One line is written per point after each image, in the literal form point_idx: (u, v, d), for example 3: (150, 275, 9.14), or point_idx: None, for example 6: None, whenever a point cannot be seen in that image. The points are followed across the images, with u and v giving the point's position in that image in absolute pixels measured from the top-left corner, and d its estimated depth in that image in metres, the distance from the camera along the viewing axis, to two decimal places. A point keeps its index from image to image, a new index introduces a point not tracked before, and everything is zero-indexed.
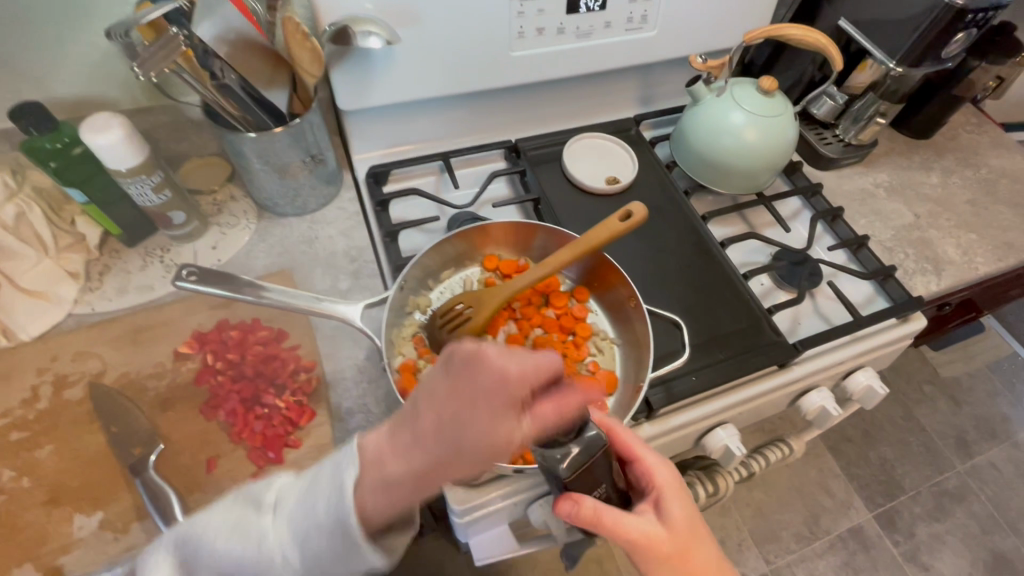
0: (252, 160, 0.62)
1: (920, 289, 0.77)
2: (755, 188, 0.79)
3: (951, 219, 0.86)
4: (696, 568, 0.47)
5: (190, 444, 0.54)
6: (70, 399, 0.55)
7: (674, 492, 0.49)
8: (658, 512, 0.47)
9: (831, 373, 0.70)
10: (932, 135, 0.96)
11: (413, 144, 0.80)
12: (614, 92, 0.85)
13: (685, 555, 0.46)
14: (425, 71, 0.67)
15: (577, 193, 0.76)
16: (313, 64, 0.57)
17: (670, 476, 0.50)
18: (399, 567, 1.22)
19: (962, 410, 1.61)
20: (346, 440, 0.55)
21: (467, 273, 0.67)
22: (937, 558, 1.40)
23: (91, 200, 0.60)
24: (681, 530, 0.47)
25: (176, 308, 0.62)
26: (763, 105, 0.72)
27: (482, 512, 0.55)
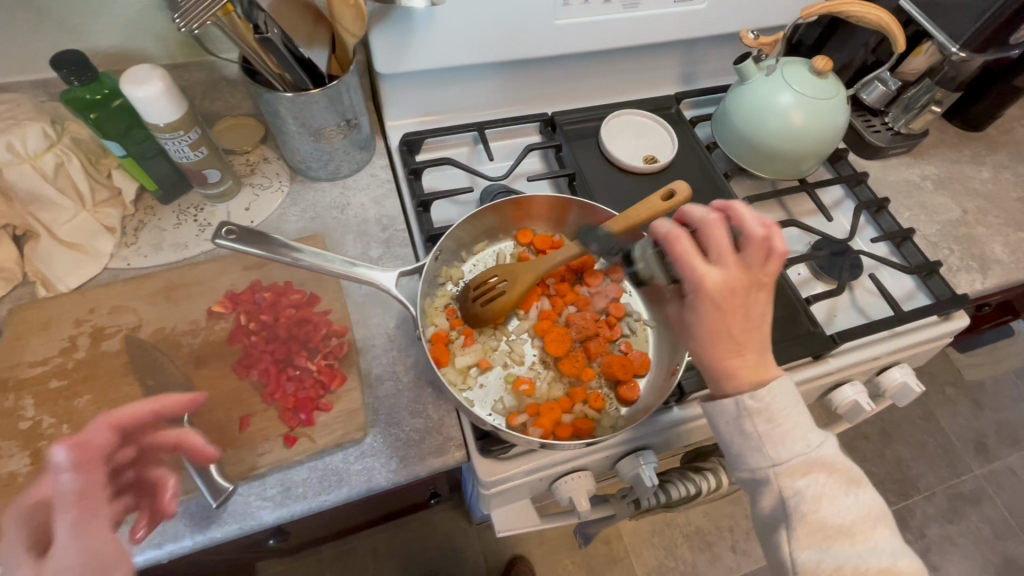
0: (288, 121, 0.61)
1: (964, 286, 0.74)
2: (798, 174, 0.77)
3: (1000, 216, 0.82)
4: (720, 355, 0.46)
5: (223, 401, 0.55)
6: (108, 351, 0.56)
7: (716, 299, 0.44)
8: (688, 301, 0.47)
9: (865, 367, 0.68)
10: (985, 128, 0.92)
11: (447, 113, 0.78)
12: (656, 68, 0.82)
13: (708, 345, 0.46)
14: (467, 35, 0.65)
15: (614, 170, 0.74)
16: (355, 21, 0.54)
17: (722, 285, 0.44)
18: (407, 534, 1.24)
19: (984, 414, 1.58)
20: (375, 406, 0.56)
21: (500, 247, 0.66)
22: (947, 559, 1.38)
23: (129, 153, 0.60)
24: (697, 323, 0.46)
25: (210, 267, 0.62)
26: (814, 87, 0.69)
27: (506, 483, 0.56)
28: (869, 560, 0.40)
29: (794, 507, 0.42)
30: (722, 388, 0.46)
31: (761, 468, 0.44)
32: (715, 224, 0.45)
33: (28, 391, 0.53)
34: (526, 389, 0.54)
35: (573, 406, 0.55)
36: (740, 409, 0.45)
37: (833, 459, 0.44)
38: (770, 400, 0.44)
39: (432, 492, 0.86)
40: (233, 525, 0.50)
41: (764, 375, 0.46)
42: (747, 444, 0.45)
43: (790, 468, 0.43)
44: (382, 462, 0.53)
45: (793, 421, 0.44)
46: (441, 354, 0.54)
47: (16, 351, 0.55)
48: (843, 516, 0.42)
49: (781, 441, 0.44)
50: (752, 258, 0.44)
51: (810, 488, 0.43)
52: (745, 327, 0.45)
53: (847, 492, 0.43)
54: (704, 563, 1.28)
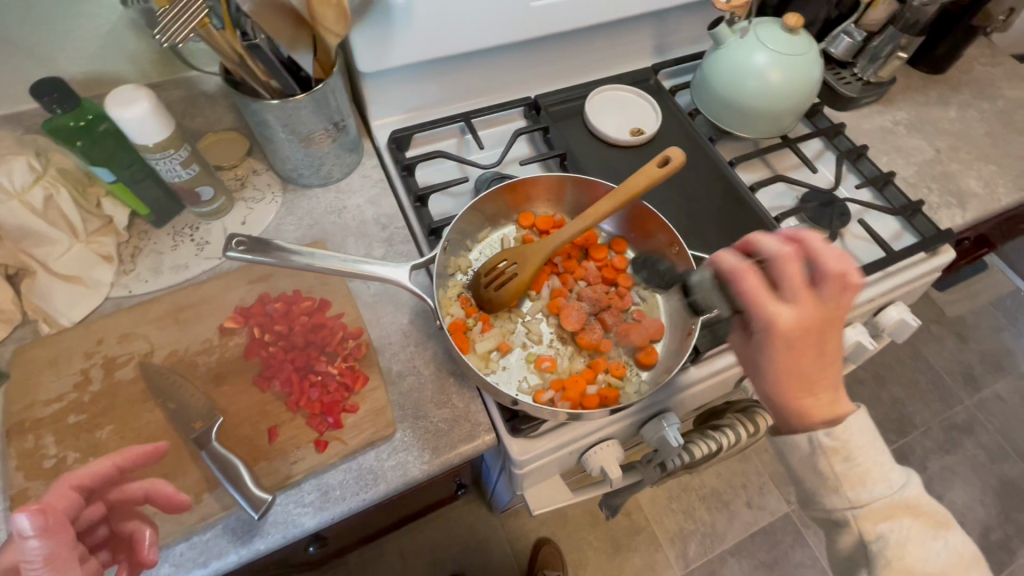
0: (276, 129, 0.61)
1: (946, 222, 0.78)
2: (780, 131, 0.79)
3: (971, 152, 0.86)
4: (795, 392, 0.44)
5: (248, 415, 0.55)
6: (123, 379, 0.55)
7: (790, 340, 0.43)
8: (757, 339, 0.45)
9: (864, 309, 0.71)
10: (948, 70, 0.96)
11: (431, 107, 0.78)
12: (632, 42, 0.84)
13: (782, 384, 0.44)
14: (444, 24, 0.65)
15: (602, 146, 0.76)
16: (338, 22, 0.55)
17: (797, 327, 0.42)
18: (431, 532, 1.25)
19: (968, 346, 1.65)
20: (402, 403, 0.56)
21: (503, 232, 0.67)
22: (949, 488, 1.44)
23: (118, 179, 0.59)
24: (767, 362, 0.44)
25: (215, 285, 0.62)
26: (787, 45, 0.71)
27: (538, 461, 0.57)
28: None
29: (879, 552, 0.45)
30: (792, 423, 0.46)
31: (841, 511, 0.48)
32: (788, 261, 0.43)
33: (48, 429, 0.52)
34: (548, 365, 0.55)
35: (596, 376, 0.56)
36: (816, 447, 0.47)
37: (915, 501, 0.47)
38: (845, 438, 0.47)
39: (457, 484, 0.86)
40: (277, 536, 0.50)
41: (836, 409, 0.45)
42: (825, 484, 0.48)
43: (872, 511, 0.47)
44: (415, 455, 0.54)
45: (870, 462, 0.47)
46: (462, 341, 0.55)
47: (29, 391, 0.54)
48: (933, 560, 0.44)
49: (859, 482, 0.47)
50: (829, 297, 0.42)
51: (894, 532, 0.46)
52: (819, 363, 0.44)
53: (933, 535, 0.45)
54: (724, 522, 1.32)
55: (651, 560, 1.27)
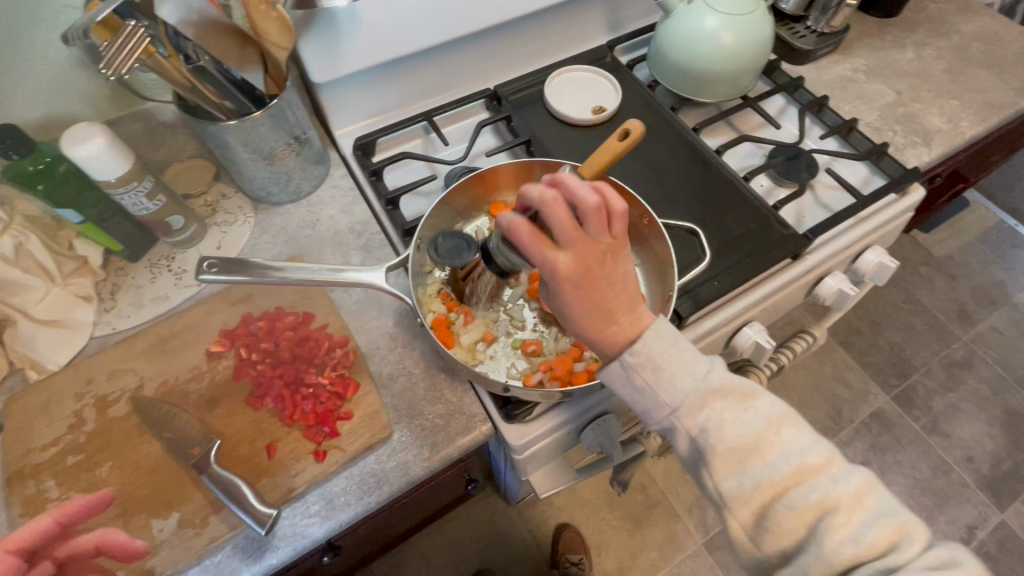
0: (238, 150, 0.61)
1: (913, 161, 0.79)
2: (740, 92, 0.79)
3: (932, 90, 0.87)
4: (592, 323, 0.46)
5: (245, 435, 0.55)
6: (117, 416, 0.55)
7: (573, 280, 0.44)
8: (550, 289, 0.46)
9: (842, 257, 0.72)
10: (901, 13, 0.96)
11: (392, 110, 0.78)
12: (584, 22, 0.84)
13: (582, 319, 0.46)
14: (390, 25, 0.65)
15: (566, 128, 0.76)
16: (282, 33, 0.56)
17: (571, 269, 0.43)
18: (452, 532, 1.26)
19: (959, 284, 1.66)
20: (395, 404, 0.57)
21: (476, 224, 0.67)
22: (956, 425, 1.46)
23: (86, 219, 0.59)
24: (562, 308, 0.45)
25: (198, 311, 0.62)
26: (734, 5, 0.72)
27: (538, 443, 0.57)
28: (779, 467, 0.42)
29: (704, 445, 0.44)
30: (604, 356, 0.47)
31: (665, 418, 0.46)
32: (552, 205, 0.42)
33: (47, 473, 0.52)
34: (534, 348, 0.56)
35: (583, 353, 0.57)
36: (625, 368, 0.46)
37: (724, 382, 0.45)
38: (650, 351, 0.45)
39: (467, 480, 0.87)
40: (287, 548, 0.51)
41: (639, 326, 0.47)
42: (651, 399, 0.45)
43: (688, 408, 0.45)
44: (415, 452, 0.54)
45: (677, 361, 0.45)
46: (446, 337, 0.55)
47: (25, 438, 0.54)
48: (748, 434, 0.43)
49: (672, 385, 0.45)
50: (595, 227, 0.42)
51: (712, 421, 0.44)
52: (607, 292, 0.45)
53: (746, 409, 0.44)
54: None
55: (672, 532, 1.28)
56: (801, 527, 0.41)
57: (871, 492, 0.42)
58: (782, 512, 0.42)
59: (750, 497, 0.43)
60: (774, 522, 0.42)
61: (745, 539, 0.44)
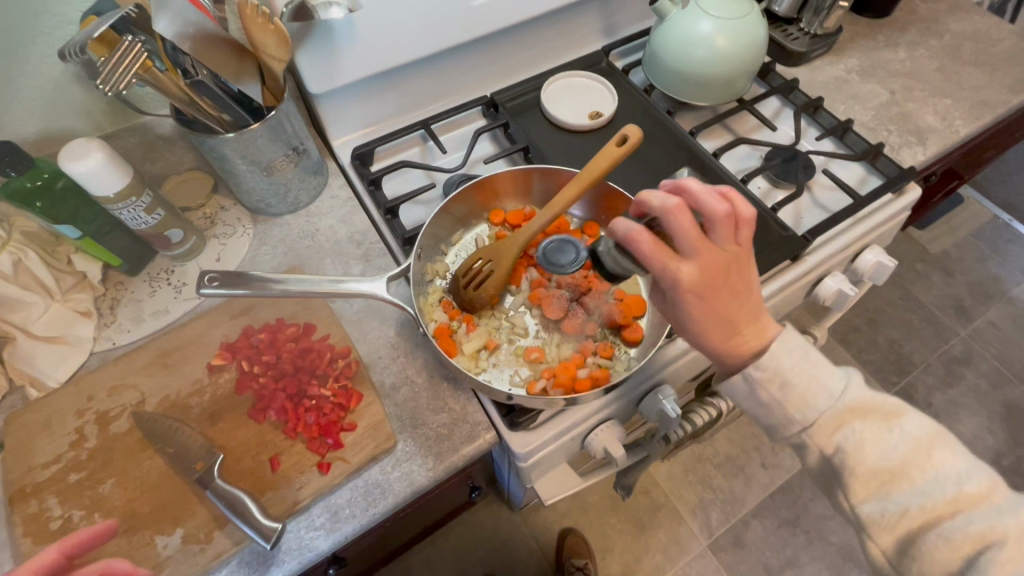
0: (236, 162, 0.61)
1: (908, 161, 0.79)
2: (735, 95, 0.80)
3: (925, 89, 0.87)
4: (717, 329, 0.47)
5: (248, 449, 0.55)
6: (119, 432, 0.55)
7: (698, 291, 0.45)
8: (671, 297, 0.47)
9: (840, 257, 0.73)
10: (892, 13, 0.97)
11: (390, 119, 0.79)
12: (579, 28, 0.84)
13: (710, 329, 0.47)
14: (386, 36, 0.65)
15: (563, 134, 0.76)
16: (279, 47, 0.56)
17: (696, 281, 0.45)
18: (456, 539, 1.25)
19: (955, 280, 1.67)
20: (399, 413, 0.57)
21: (475, 232, 0.67)
22: (956, 421, 1.46)
23: (85, 234, 0.59)
24: (687, 317, 0.47)
25: (199, 324, 0.62)
26: (727, 9, 0.72)
27: (542, 450, 0.57)
28: (932, 493, 0.43)
29: (841, 464, 0.46)
30: (729, 362, 0.49)
31: (797, 435, 0.48)
32: (676, 213, 0.44)
33: (49, 491, 0.52)
34: (537, 356, 0.56)
35: (585, 360, 0.57)
36: (751, 382, 0.48)
37: (865, 402, 0.47)
38: (777, 365, 0.47)
39: (471, 488, 0.87)
40: (293, 562, 0.50)
41: (765, 337, 0.48)
42: (774, 413, 0.48)
43: (823, 427, 0.47)
44: (419, 463, 0.54)
45: (803, 376, 0.47)
46: (449, 345, 0.55)
47: (25, 457, 0.53)
48: (892, 456, 0.44)
49: (802, 402, 0.47)
50: (722, 235, 0.44)
51: (852, 440, 0.45)
52: (733, 300, 0.46)
53: (889, 431, 0.45)
54: (742, 487, 1.33)
55: (676, 534, 1.28)
56: (957, 557, 0.41)
57: None
58: (934, 542, 0.42)
59: (893, 522, 0.44)
60: (925, 549, 0.42)
61: (887, 563, 0.45)
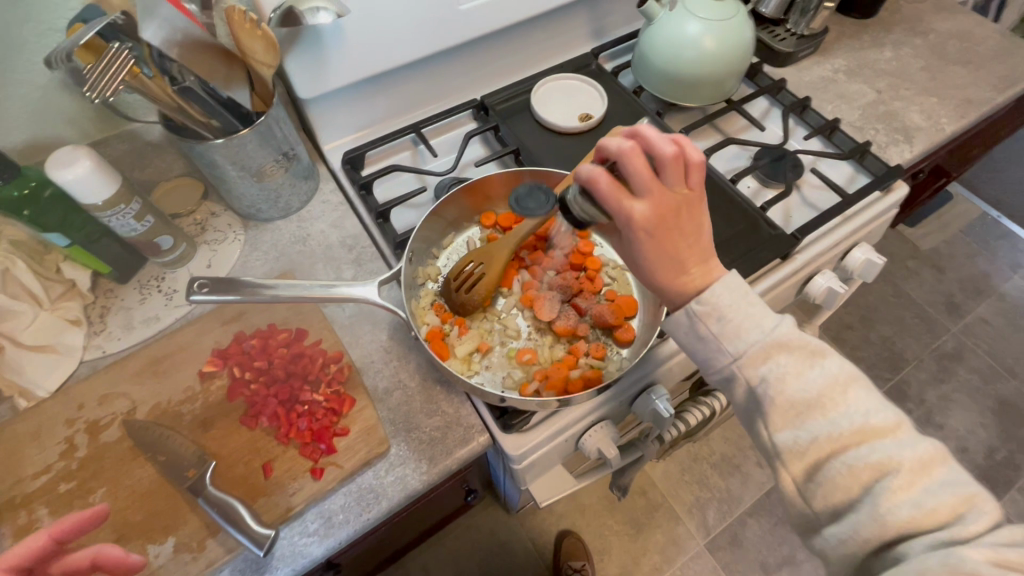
0: (226, 168, 0.61)
1: (895, 159, 0.80)
2: (724, 96, 0.80)
3: (911, 88, 0.88)
4: (664, 269, 0.47)
5: (240, 456, 0.54)
6: (109, 441, 0.55)
7: (651, 229, 0.45)
8: (625, 238, 0.47)
9: (830, 255, 0.73)
10: (877, 13, 0.98)
11: (380, 123, 0.79)
12: (568, 30, 0.85)
13: (657, 268, 0.47)
14: (375, 39, 0.65)
15: (553, 136, 0.77)
16: (267, 51, 0.56)
17: (649, 219, 0.45)
18: (453, 543, 1.25)
19: (946, 277, 1.68)
20: (392, 417, 0.56)
21: (467, 235, 0.67)
22: (949, 416, 1.47)
23: (73, 242, 0.59)
24: (639, 257, 0.47)
25: (190, 331, 0.61)
26: (714, 10, 0.73)
27: (536, 452, 0.57)
28: (841, 425, 0.41)
29: (764, 394, 0.44)
30: (674, 303, 0.49)
31: (727, 365, 0.46)
32: (631, 155, 0.43)
33: (39, 502, 0.51)
34: (530, 357, 0.56)
35: (578, 361, 0.57)
36: (692, 317, 0.47)
37: (791, 337, 0.44)
38: (716, 300, 0.46)
39: (467, 491, 0.86)
40: (286, 569, 0.50)
41: (711, 278, 0.48)
42: (708, 347, 0.46)
43: (752, 357, 0.44)
44: (413, 467, 0.54)
45: (746, 315, 0.45)
46: (441, 348, 0.55)
47: (14, 467, 0.53)
48: (811, 389, 0.43)
49: (736, 335, 0.45)
50: (672, 178, 0.44)
51: (775, 372, 0.44)
52: (681, 241, 0.46)
53: (811, 366, 0.43)
54: (738, 485, 1.33)
55: (673, 534, 1.28)
56: (856, 485, 0.40)
57: (941, 463, 0.40)
58: (838, 470, 0.41)
59: (805, 450, 0.42)
60: (828, 478, 0.41)
61: (794, 493, 0.43)
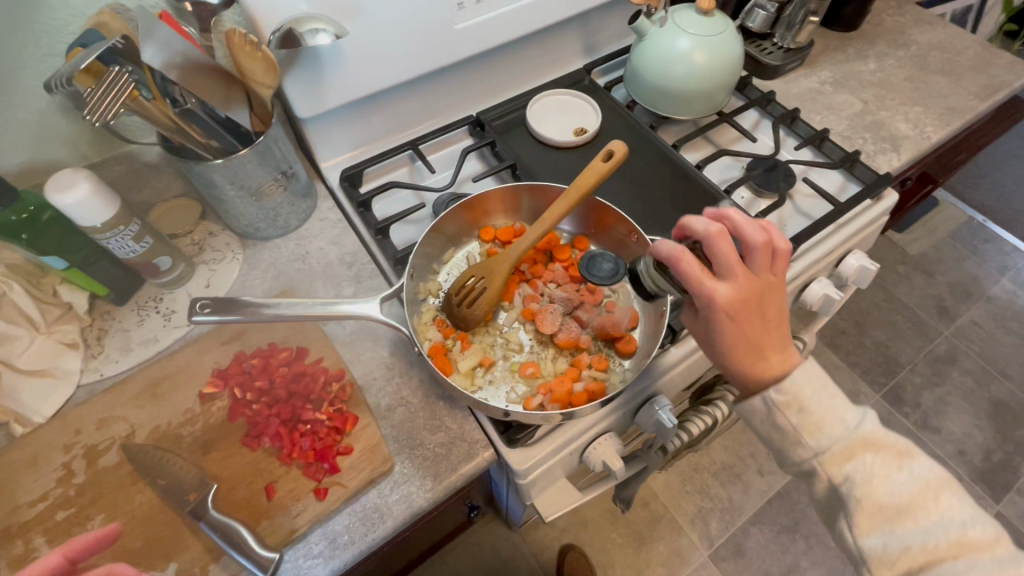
0: (225, 188, 0.61)
1: (884, 167, 0.82)
2: (715, 108, 0.82)
3: (896, 98, 0.90)
4: (742, 353, 0.48)
5: (242, 477, 0.53)
6: (108, 466, 0.54)
7: (733, 310, 0.46)
8: (704, 319, 0.48)
9: (825, 262, 0.74)
10: (860, 26, 1.01)
11: (377, 141, 0.79)
12: (561, 47, 0.86)
13: (738, 351, 0.48)
14: (373, 59, 0.66)
15: (549, 151, 0.77)
16: (267, 72, 0.56)
17: (735, 300, 0.46)
18: (454, 561, 1.23)
19: (936, 281, 1.71)
20: (396, 435, 0.56)
21: (467, 250, 0.67)
22: (945, 419, 1.48)
23: (71, 264, 0.58)
24: (719, 339, 0.48)
25: (190, 352, 0.61)
26: (704, 26, 0.74)
27: (541, 466, 0.57)
28: (936, 535, 0.40)
29: (847, 494, 0.44)
30: (750, 388, 0.49)
31: (807, 461, 0.46)
32: (719, 238, 0.46)
33: (35, 531, 0.50)
34: (533, 371, 0.56)
35: (581, 373, 0.57)
36: (770, 403, 0.47)
37: (876, 436, 0.45)
38: (796, 389, 0.47)
39: (469, 507, 0.85)
40: None
41: (788, 365, 0.49)
42: (786, 438, 0.47)
43: (834, 455, 0.45)
44: (418, 484, 0.53)
45: (825, 407, 0.46)
46: (444, 364, 0.55)
47: (9, 496, 0.52)
48: (900, 492, 0.42)
49: (817, 429, 0.46)
50: (758, 263, 0.47)
51: (860, 472, 0.44)
52: (761, 326, 0.48)
53: (900, 468, 0.43)
54: (740, 494, 1.32)
55: (677, 546, 1.27)
56: None
57: None
58: None
59: (896, 559, 0.41)
60: None
61: None
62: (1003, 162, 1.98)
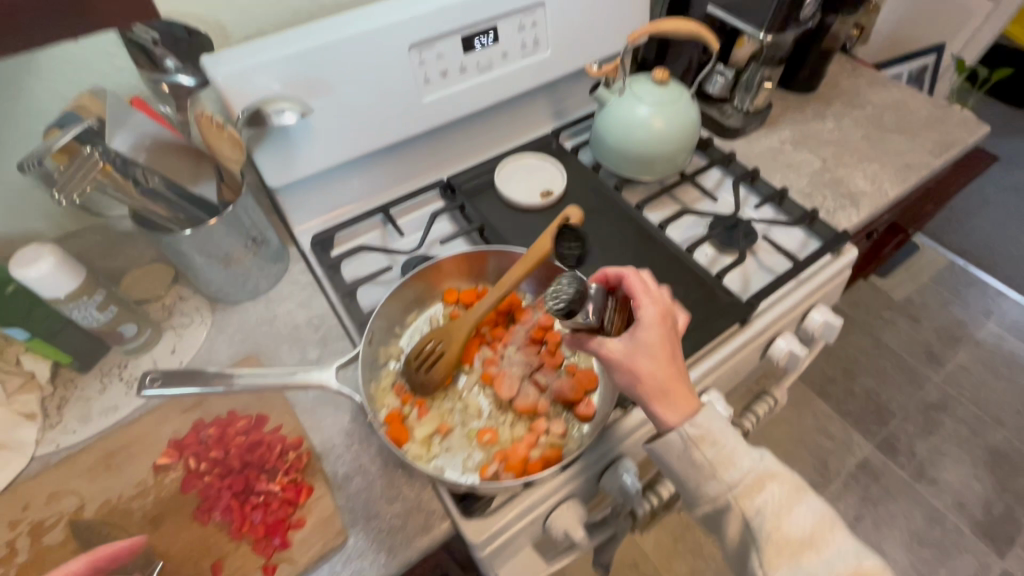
0: (193, 257, 0.63)
1: (844, 222, 0.84)
2: (677, 169, 0.85)
3: (853, 155, 0.94)
4: (668, 380, 0.49)
5: (190, 554, 0.52)
6: (52, 544, 0.52)
7: (664, 326, 0.50)
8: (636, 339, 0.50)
9: (790, 318, 0.75)
10: (817, 88, 1.06)
11: (350, 204, 0.82)
12: (530, 114, 0.91)
13: (667, 377, 0.49)
14: (343, 131, 0.69)
15: (517, 212, 0.80)
16: (234, 149, 0.60)
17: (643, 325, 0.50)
18: None
19: (922, 326, 1.71)
20: (351, 507, 0.55)
21: (430, 312, 0.68)
22: (942, 470, 1.44)
23: (34, 334, 0.59)
24: (653, 358, 0.49)
25: (148, 420, 0.60)
26: (659, 95, 0.79)
27: (501, 537, 0.56)
28: (834, 565, 0.44)
29: (758, 528, 0.46)
30: (663, 426, 0.50)
31: (720, 496, 0.48)
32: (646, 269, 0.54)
33: None
34: (490, 437, 0.55)
35: (538, 439, 0.56)
36: (686, 438, 0.49)
37: (774, 470, 0.49)
38: (707, 426, 0.49)
39: None
40: None
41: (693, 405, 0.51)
42: (702, 473, 0.49)
43: (745, 489, 0.48)
44: (371, 559, 0.52)
45: (732, 441, 0.49)
46: (400, 432, 0.54)
47: None
48: (802, 527, 0.46)
49: (729, 463, 0.49)
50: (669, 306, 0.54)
51: (768, 505, 0.47)
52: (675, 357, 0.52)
53: (799, 502, 0.47)
54: None
55: None
56: None
57: None
58: None
59: None
60: None
61: None
62: (978, 208, 2.03)
